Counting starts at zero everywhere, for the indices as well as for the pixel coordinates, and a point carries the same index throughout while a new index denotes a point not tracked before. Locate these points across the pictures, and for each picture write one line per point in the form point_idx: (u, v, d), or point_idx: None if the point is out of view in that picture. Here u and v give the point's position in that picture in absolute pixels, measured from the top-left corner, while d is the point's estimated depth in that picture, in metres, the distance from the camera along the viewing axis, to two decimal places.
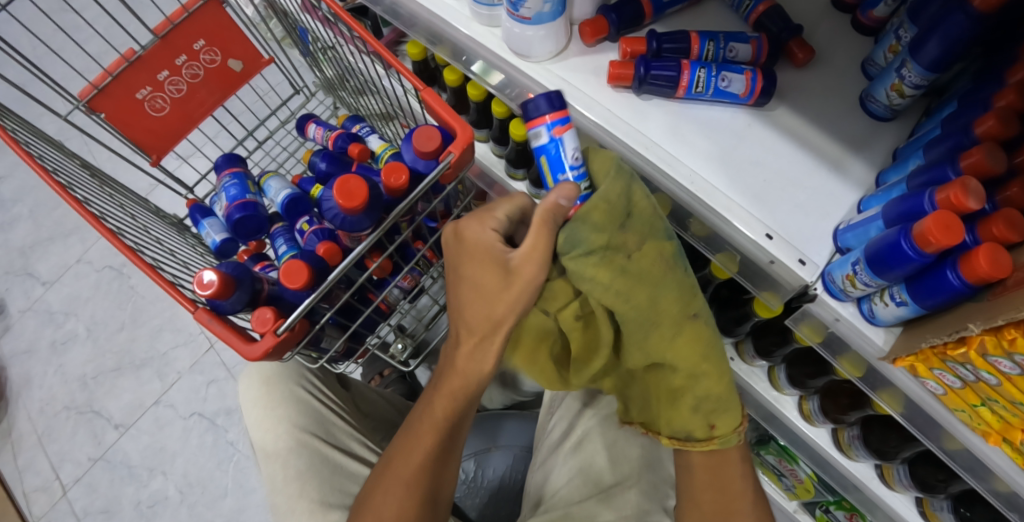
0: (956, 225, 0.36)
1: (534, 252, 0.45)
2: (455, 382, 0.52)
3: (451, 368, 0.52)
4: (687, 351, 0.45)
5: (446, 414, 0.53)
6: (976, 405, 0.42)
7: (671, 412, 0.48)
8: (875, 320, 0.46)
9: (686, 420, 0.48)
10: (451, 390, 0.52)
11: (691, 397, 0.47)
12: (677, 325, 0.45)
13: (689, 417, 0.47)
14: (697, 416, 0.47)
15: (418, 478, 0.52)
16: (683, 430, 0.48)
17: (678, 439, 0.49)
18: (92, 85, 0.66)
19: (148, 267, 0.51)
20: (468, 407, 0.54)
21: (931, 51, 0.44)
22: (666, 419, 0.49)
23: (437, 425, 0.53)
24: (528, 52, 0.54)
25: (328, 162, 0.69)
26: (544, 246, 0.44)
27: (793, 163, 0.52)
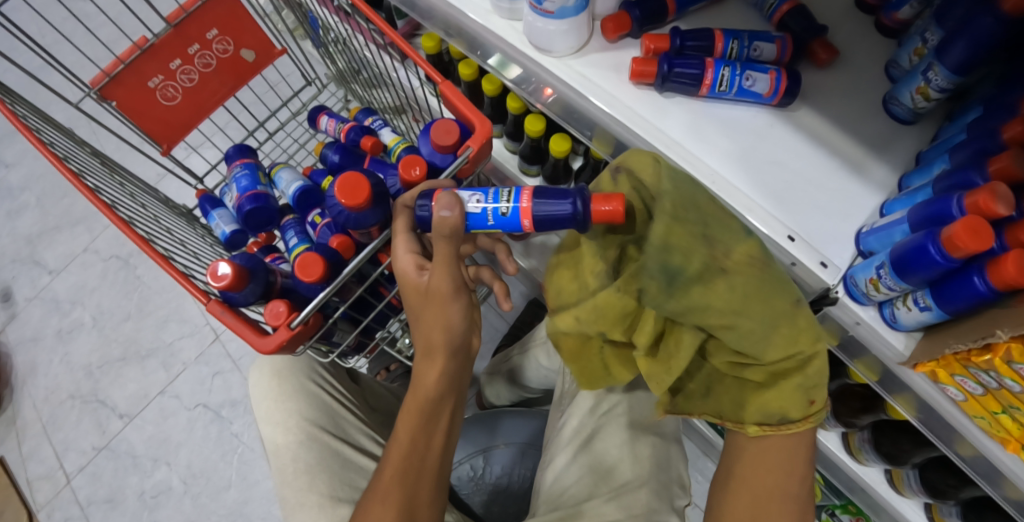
0: (985, 229, 0.35)
1: (440, 265, 0.46)
2: (413, 410, 0.50)
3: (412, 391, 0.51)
4: (805, 338, 0.42)
5: (411, 437, 0.50)
6: (997, 412, 0.42)
7: (754, 400, 0.46)
8: (896, 324, 0.45)
9: (778, 405, 0.45)
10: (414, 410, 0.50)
11: (796, 381, 0.44)
12: (791, 311, 0.41)
13: (772, 404, 0.45)
14: (800, 395, 0.44)
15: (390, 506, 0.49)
16: (778, 413, 0.45)
17: (770, 425, 0.46)
18: (104, 73, 0.65)
19: (160, 257, 0.51)
20: (435, 428, 0.51)
21: (958, 54, 0.43)
22: (754, 406, 0.46)
23: (405, 450, 0.50)
24: (549, 46, 0.53)
25: (340, 154, 0.69)
26: (445, 258, 0.45)
27: (816, 164, 0.51)
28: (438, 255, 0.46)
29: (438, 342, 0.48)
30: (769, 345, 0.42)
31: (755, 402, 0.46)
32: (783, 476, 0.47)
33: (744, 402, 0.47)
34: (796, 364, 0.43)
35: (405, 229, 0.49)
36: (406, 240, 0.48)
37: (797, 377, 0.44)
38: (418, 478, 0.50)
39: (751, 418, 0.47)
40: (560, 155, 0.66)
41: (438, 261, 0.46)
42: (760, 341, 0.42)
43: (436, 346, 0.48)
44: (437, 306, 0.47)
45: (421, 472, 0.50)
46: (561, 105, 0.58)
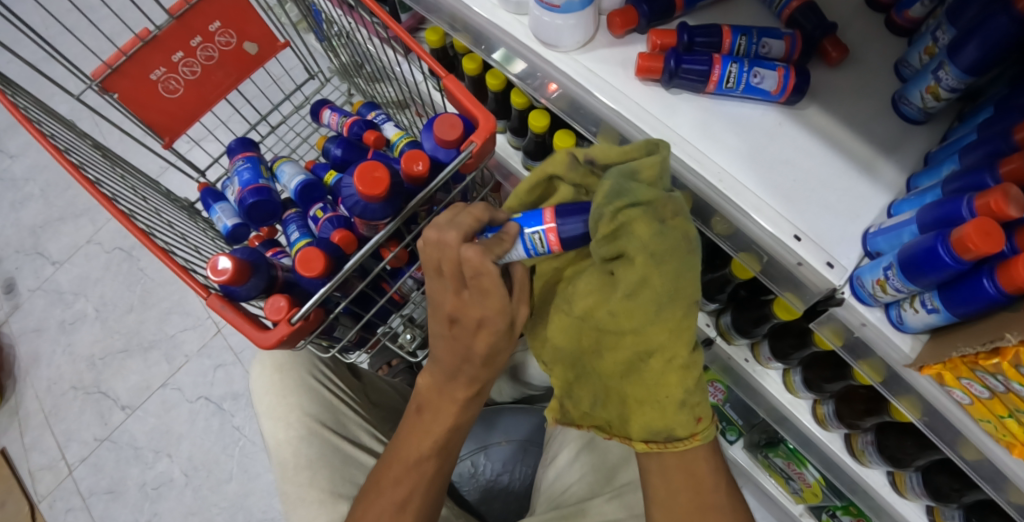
0: (998, 232, 0.35)
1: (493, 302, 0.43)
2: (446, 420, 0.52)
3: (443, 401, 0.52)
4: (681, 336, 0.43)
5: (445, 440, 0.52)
6: (1002, 416, 0.41)
7: (646, 415, 0.45)
8: (903, 326, 0.45)
9: (660, 417, 0.45)
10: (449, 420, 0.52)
11: (680, 392, 0.43)
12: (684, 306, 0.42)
13: (656, 417, 0.45)
14: (684, 413, 0.44)
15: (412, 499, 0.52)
16: (663, 430, 0.45)
17: (656, 442, 0.46)
18: (106, 64, 0.65)
19: (160, 250, 0.50)
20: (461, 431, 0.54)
21: (970, 54, 0.42)
22: (643, 419, 0.46)
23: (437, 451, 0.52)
24: (555, 41, 0.52)
25: (343, 148, 0.68)
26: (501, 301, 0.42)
27: (825, 164, 0.51)
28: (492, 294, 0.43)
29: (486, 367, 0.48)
30: (654, 327, 0.42)
31: (641, 415, 0.46)
32: (698, 493, 0.47)
33: (631, 411, 0.47)
34: (677, 373, 0.43)
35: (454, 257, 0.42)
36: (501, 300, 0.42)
37: (677, 388, 0.43)
38: (437, 476, 0.53)
39: (638, 434, 0.47)
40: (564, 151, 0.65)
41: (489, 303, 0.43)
42: (648, 320, 0.41)
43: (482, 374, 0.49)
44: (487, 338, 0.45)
45: (443, 472, 0.53)
46: (566, 100, 0.57)
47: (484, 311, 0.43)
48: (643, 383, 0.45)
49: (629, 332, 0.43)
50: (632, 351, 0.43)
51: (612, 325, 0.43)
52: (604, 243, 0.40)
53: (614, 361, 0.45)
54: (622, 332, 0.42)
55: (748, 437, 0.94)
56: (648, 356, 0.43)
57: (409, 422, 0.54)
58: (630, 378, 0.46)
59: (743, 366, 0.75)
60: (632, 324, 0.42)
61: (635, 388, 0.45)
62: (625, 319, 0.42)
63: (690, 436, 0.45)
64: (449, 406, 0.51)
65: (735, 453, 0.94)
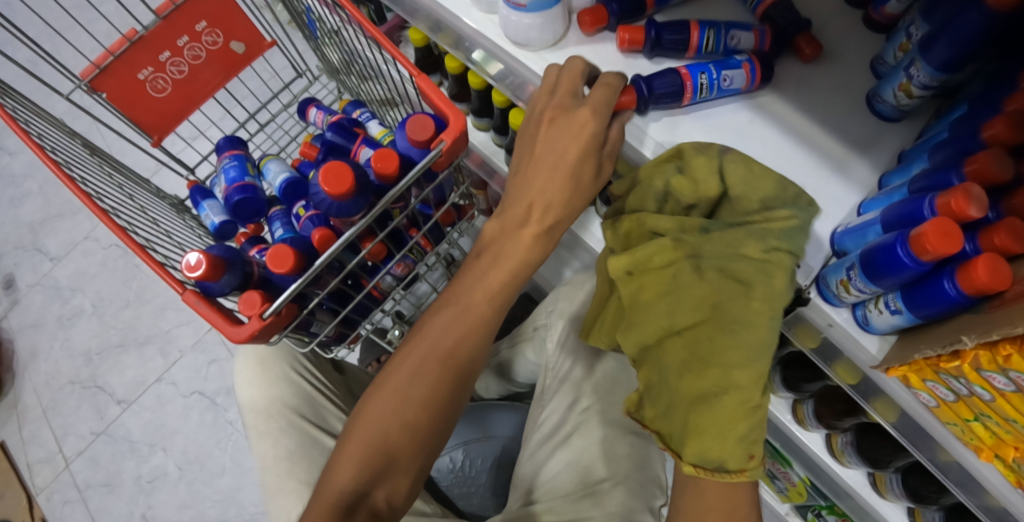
0: (954, 232, 0.35)
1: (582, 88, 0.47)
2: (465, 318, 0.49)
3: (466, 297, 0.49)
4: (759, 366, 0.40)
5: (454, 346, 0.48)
6: (969, 419, 0.41)
7: (715, 446, 0.40)
8: (868, 327, 0.45)
9: (716, 449, 0.40)
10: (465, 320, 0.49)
11: (744, 427, 0.40)
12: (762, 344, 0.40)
13: (717, 445, 0.40)
14: (741, 447, 0.40)
15: (411, 408, 0.48)
16: (716, 459, 0.40)
17: (705, 469, 0.41)
18: (94, 65, 0.66)
19: (138, 247, 0.51)
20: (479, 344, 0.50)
21: (940, 52, 0.42)
22: (697, 446, 0.40)
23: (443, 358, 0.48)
24: (525, 41, 0.53)
25: (336, 132, 0.68)
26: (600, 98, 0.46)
27: (795, 163, 0.50)
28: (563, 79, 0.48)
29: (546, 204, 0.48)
30: (749, 368, 0.39)
31: (698, 441, 0.40)
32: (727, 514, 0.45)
33: (690, 437, 0.41)
34: (745, 412, 0.40)
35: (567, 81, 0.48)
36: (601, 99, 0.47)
37: (743, 423, 0.39)
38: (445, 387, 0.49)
39: (688, 459, 0.41)
40: None
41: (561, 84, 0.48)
42: (733, 347, 0.39)
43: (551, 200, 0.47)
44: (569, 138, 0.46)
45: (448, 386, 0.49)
46: None
47: (583, 111, 0.46)
48: (713, 416, 0.40)
49: (716, 362, 0.40)
50: (714, 384, 0.40)
51: (709, 352, 0.40)
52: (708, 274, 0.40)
53: (690, 385, 0.41)
54: (713, 363, 0.40)
55: None
56: (726, 391, 0.40)
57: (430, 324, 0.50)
58: (699, 407, 0.40)
59: None
60: (732, 356, 0.39)
61: (698, 416, 0.40)
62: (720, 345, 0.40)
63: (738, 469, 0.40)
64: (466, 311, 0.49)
65: None
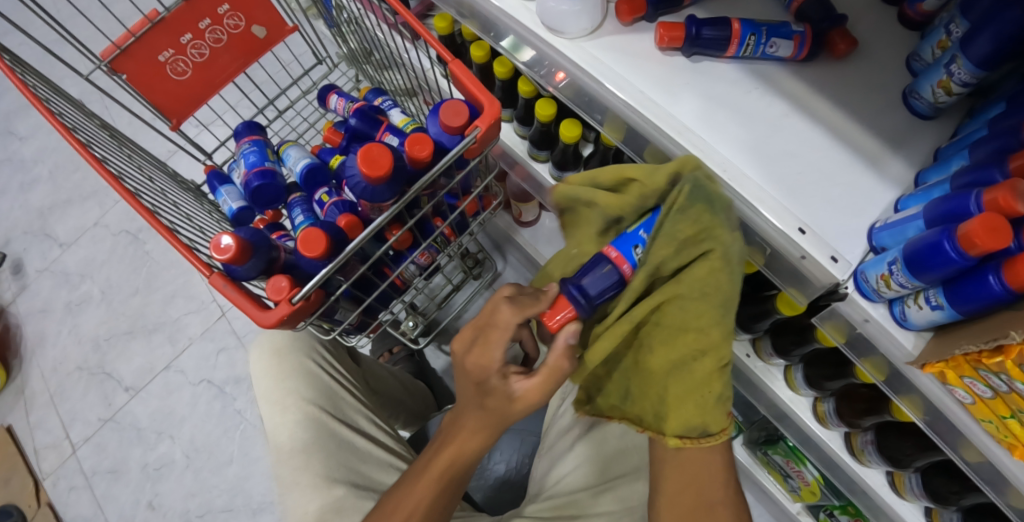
0: (1004, 227, 0.34)
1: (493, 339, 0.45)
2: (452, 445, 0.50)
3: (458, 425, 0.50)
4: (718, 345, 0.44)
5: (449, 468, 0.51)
6: (1005, 416, 0.40)
7: (692, 412, 0.45)
8: (906, 323, 0.44)
9: (694, 416, 0.45)
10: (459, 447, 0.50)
11: (717, 391, 0.45)
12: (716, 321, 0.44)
13: (696, 414, 0.45)
14: (719, 410, 0.46)
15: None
16: (699, 426, 0.45)
17: (687, 439, 0.46)
18: (114, 45, 0.65)
19: (164, 228, 0.50)
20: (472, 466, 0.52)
21: (982, 45, 0.41)
22: (680, 418, 0.46)
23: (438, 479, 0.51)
24: (561, 27, 0.52)
25: (359, 118, 0.68)
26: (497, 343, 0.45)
27: (829, 156, 0.50)
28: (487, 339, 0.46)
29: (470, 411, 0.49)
30: (720, 325, 0.44)
31: (678, 413, 0.46)
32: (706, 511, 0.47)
33: (670, 408, 0.46)
34: (720, 373, 0.45)
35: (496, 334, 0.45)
36: (499, 354, 0.46)
37: (719, 383, 0.45)
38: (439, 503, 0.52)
39: (672, 430, 0.46)
40: (570, 141, 0.65)
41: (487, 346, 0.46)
42: (711, 322, 0.44)
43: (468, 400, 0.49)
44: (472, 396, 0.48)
45: (444, 501, 0.52)
46: (574, 89, 0.57)
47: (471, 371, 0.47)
48: (690, 381, 0.45)
49: (689, 328, 0.44)
50: (691, 349, 0.45)
51: (681, 320, 0.44)
52: (687, 247, 0.43)
53: (664, 356, 0.46)
54: (689, 328, 0.44)
55: (747, 434, 0.94)
56: (704, 354, 0.44)
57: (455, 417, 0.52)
58: (675, 375, 0.46)
59: (744, 361, 0.75)
60: (700, 319, 0.44)
61: (678, 387, 0.46)
62: (686, 312, 0.44)
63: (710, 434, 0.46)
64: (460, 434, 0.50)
65: (736, 449, 0.94)
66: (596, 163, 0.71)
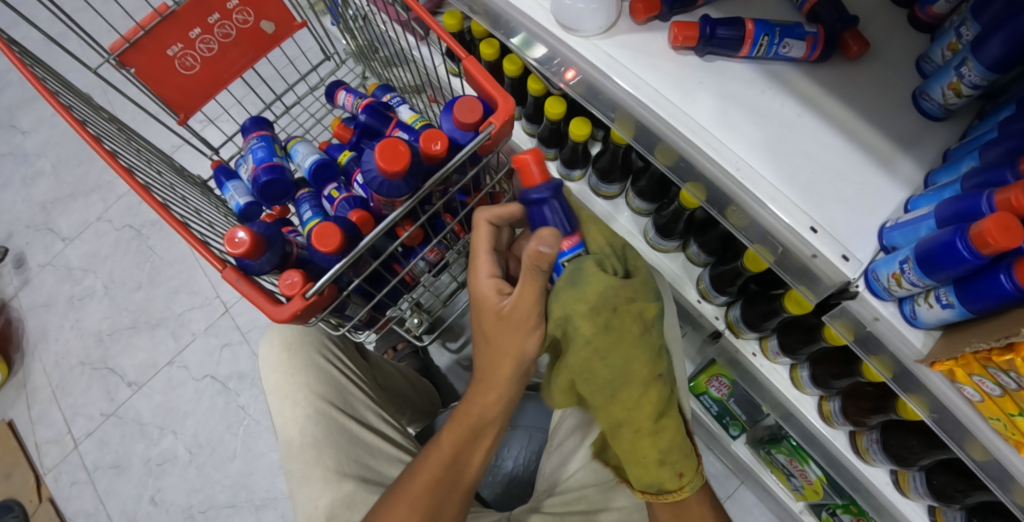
0: (1017, 227, 0.34)
1: (526, 295, 0.50)
2: (461, 425, 0.56)
3: (466, 411, 0.56)
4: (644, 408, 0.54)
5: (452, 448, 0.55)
6: (1013, 414, 0.41)
7: (652, 470, 0.55)
8: (915, 322, 0.45)
9: (651, 475, 0.55)
10: (464, 427, 0.56)
11: (657, 452, 0.55)
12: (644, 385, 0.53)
13: (659, 469, 0.55)
14: (666, 469, 0.55)
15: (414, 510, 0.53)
16: (654, 484, 0.56)
17: (651, 492, 0.57)
18: (124, 39, 0.65)
19: (177, 222, 0.50)
20: (475, 448, 0.57)
21: (993, 49, 0.42)
22: (644, 478, 0.56)
23: (443, 460, 0.55)
24: (576, 24, 0.53)
25: (369, 114, 0.68)
26: (533, 290, 0.49)
27: (840, 156, 0.50)
28: (526, 287, 0.49)
29: (473, 415, 0.55)
30: (631, 386, 0.53)
31: (640, 471, 0.56)
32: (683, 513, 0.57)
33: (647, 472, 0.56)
34: (650, 436, 0.55)
35: (486, 250, 0.53)
36: (488, 262, 0.53)
37: (652, 448, 0.55)
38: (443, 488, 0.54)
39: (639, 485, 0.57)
40: (579, 139, 0.65)
41: (524, 292, 0.49)
42: (614, 389, 0.53)
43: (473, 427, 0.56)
44: (513, 333, 0.51)
45: (449, 485, 0.55)
46: (585, 86, 0.57)
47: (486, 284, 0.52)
48: (627, 443, 0.55)
49: (604, 403, 0.55)
50: (619, 416, 0.54)
51: (595, 390, 0.54)
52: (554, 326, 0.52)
53: (606, 419, 0.55)
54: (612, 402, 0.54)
55: (749, 433, 0.93)
56: (628, 422, 0.54)
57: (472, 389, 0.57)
58: (617, 437, 0.56)
59: (750, 359, 0.75)
60: (607, 387, 0.53)
61: (627, 449, 0.56)
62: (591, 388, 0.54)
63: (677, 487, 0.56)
64: (464, 416, 0.56)
65: (739, 448, 0.94)
66: (605, 161, 0.73)
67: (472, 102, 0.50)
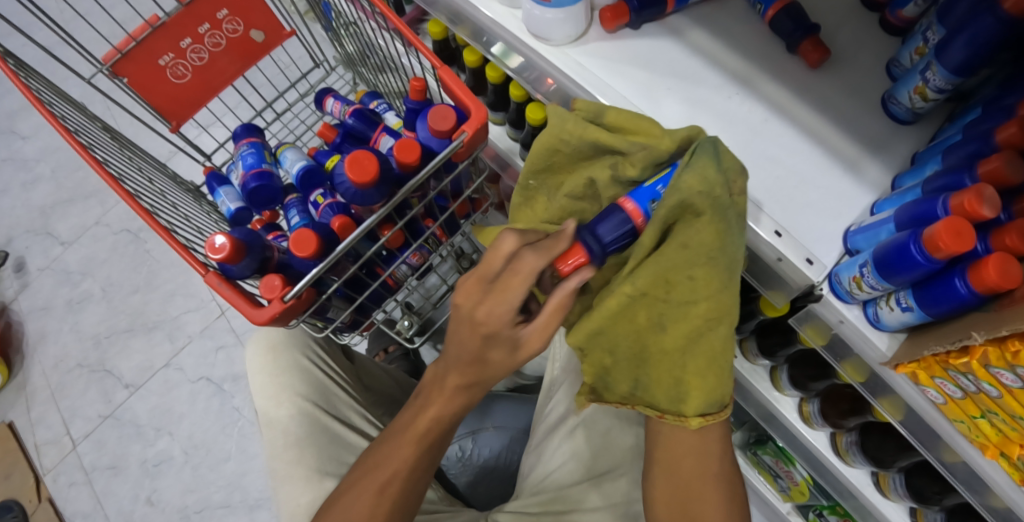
0: (967, 232, 0.35)
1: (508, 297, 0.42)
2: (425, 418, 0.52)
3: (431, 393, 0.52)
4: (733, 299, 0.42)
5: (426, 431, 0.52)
6: (976, 416, 0.42)
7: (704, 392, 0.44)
8: (879, 324, 0.46)
9: (717, 383, 0.44)
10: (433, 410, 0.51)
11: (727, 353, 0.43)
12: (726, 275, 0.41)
13: (714, 387, 0.44)
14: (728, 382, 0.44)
15: (391, 485, 0.52)
16: (718, 399, 0.44)
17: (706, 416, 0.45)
18: (116, 49, 0.66)
19: (161, 228, 0.51)
20: (447, 430, 0.53)
21: (956, 54, 0.43)
22: (700, 396, 0.44)
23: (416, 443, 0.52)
24: (546, 35, 0.54)
25: (357, 119, 0.71)
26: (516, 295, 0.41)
27: (808, 162, 0.51)
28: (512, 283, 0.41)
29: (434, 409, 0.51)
30: (726, 292, 0.40)
31: (700, 391, 0.44)
32: (701, 458, 0.48)
33: (690, 387, 0.44)
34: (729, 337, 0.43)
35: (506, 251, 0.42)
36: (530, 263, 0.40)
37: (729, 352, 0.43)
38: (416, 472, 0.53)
39: (694, 411, 0.45)
40: None
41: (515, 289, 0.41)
42: (722, 287, 0.40)
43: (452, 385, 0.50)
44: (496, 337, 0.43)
45: (422, 465, 0.53)
46: (559, 95, 0.58)
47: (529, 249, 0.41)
48: (705, 356, 0.43)
49: (699, 300, 0.40)
50: (702, 322, 0.41)
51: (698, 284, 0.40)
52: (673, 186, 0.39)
53: (675, 335, 0.43)
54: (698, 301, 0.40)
55: (740, 434, 0.94)
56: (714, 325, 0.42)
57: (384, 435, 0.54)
58: (692, 350, 0.43)
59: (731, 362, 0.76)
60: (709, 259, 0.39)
61: (688, 365, 0.44)
62: (684, 292, 0.41)
63: (698, 416, 0.45)
64: (439, 395, 0.51)
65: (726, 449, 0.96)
66: None
67: (442, 109, 0.52)
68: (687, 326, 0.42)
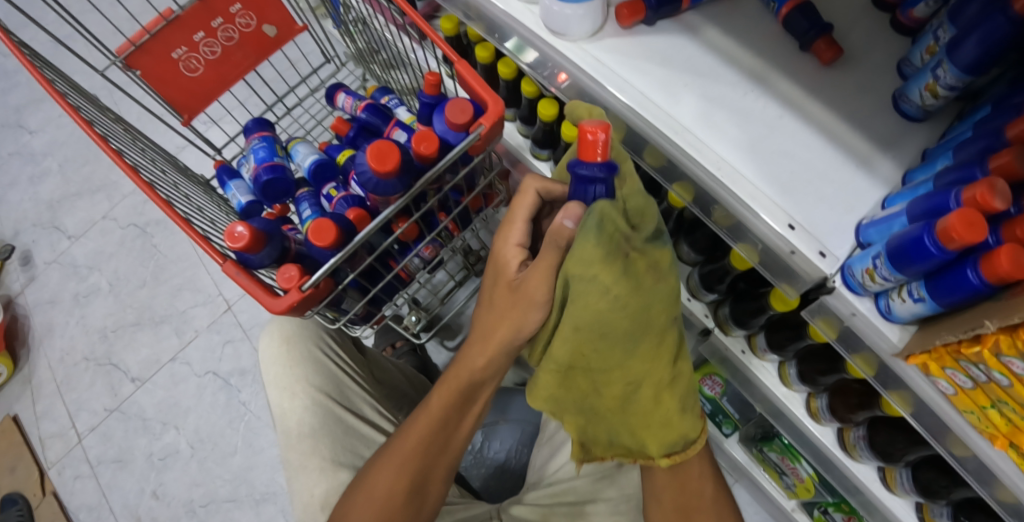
0: (981, 222, 0.36)
1: (539, 269, 0.46)
2: (451, 388, 0.55)
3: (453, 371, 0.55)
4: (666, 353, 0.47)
5: (441, 409, 0.56)
6: (986, 407, 0.42)
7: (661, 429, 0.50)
8: (890, 316, 0.46)
9: (667, 429, 0.50)
10: (450, 387, 0.55)
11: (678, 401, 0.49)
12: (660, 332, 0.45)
13: (666, 433, 0.50)
14: (688, 419, 0.50)
15: (409, 461, 0.55)
16: (678, 439, 0.51)
17: (673, 454, 0.51)
18: (131, 42, 0.67)
19: (180, 218, 0.52)
20: (466, 406, 0.57)
21: (968, 51, 0.43)
22: (657, 440, 0.51)
23: (432, 421, 0.56)
24: (564, 30, 0.55)
25: (370, 113, 0.72)
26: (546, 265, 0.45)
27: (820, 156, 0.52)
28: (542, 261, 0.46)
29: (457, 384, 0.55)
30: (635, 356, 0.45)
31: (652, 436, 0.51)
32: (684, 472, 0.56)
33: (645, 438, 0.51)
34: (668, 391, 0.48)
35: (523, 218, 0.52)
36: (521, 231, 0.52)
37: (672, 400, 0.48)
38: (434, 448, 0.56)
39: (662, 452, 0.51)
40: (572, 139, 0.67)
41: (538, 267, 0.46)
42: (629, 356, 0.45)
43: (491, 341, 0.51)
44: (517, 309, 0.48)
45: (441, 442, 0.57)
46: (575, 90, 0.59)
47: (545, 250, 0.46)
48: (644, 409, 0.49)
49: (618, 367, 0.46)
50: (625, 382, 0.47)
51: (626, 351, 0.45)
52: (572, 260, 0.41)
53: (611, 395, 0.49)
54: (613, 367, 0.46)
55: (743, 431, 0.95)
56: (639, 386, 0.47)
57: (411, 419, 0.58)
58: (628, 407, 0.49)
59: (739, 357, 0.77)
60: (612, 322, 0.43)
61: (639, 416, 0.50)
62: (603, 355, 0.45)
63: (665, 456, 0.51)
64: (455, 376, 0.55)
65: (732, 447, 0.95)
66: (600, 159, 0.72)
67: (459, 103, 0.52)
68: (624, 378, 0.47)
